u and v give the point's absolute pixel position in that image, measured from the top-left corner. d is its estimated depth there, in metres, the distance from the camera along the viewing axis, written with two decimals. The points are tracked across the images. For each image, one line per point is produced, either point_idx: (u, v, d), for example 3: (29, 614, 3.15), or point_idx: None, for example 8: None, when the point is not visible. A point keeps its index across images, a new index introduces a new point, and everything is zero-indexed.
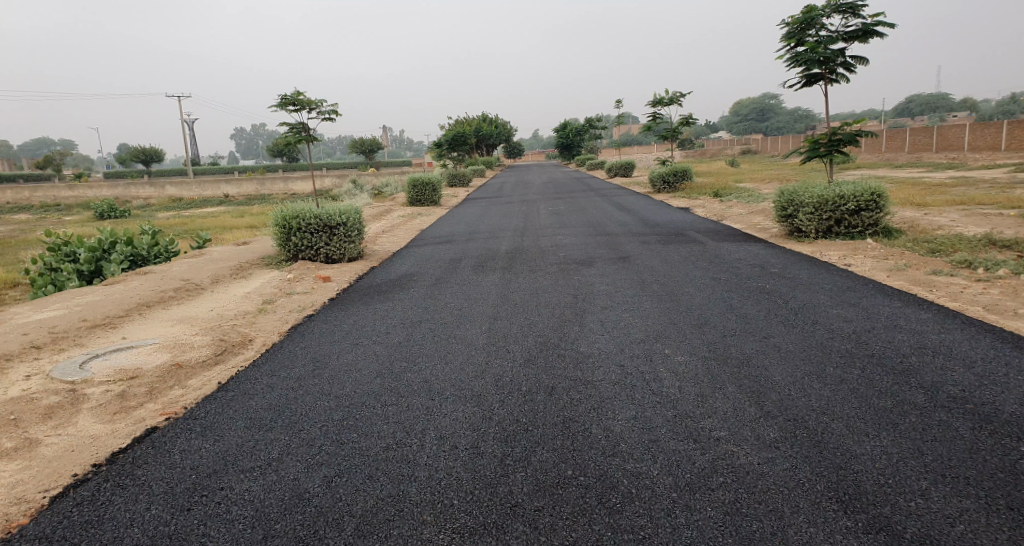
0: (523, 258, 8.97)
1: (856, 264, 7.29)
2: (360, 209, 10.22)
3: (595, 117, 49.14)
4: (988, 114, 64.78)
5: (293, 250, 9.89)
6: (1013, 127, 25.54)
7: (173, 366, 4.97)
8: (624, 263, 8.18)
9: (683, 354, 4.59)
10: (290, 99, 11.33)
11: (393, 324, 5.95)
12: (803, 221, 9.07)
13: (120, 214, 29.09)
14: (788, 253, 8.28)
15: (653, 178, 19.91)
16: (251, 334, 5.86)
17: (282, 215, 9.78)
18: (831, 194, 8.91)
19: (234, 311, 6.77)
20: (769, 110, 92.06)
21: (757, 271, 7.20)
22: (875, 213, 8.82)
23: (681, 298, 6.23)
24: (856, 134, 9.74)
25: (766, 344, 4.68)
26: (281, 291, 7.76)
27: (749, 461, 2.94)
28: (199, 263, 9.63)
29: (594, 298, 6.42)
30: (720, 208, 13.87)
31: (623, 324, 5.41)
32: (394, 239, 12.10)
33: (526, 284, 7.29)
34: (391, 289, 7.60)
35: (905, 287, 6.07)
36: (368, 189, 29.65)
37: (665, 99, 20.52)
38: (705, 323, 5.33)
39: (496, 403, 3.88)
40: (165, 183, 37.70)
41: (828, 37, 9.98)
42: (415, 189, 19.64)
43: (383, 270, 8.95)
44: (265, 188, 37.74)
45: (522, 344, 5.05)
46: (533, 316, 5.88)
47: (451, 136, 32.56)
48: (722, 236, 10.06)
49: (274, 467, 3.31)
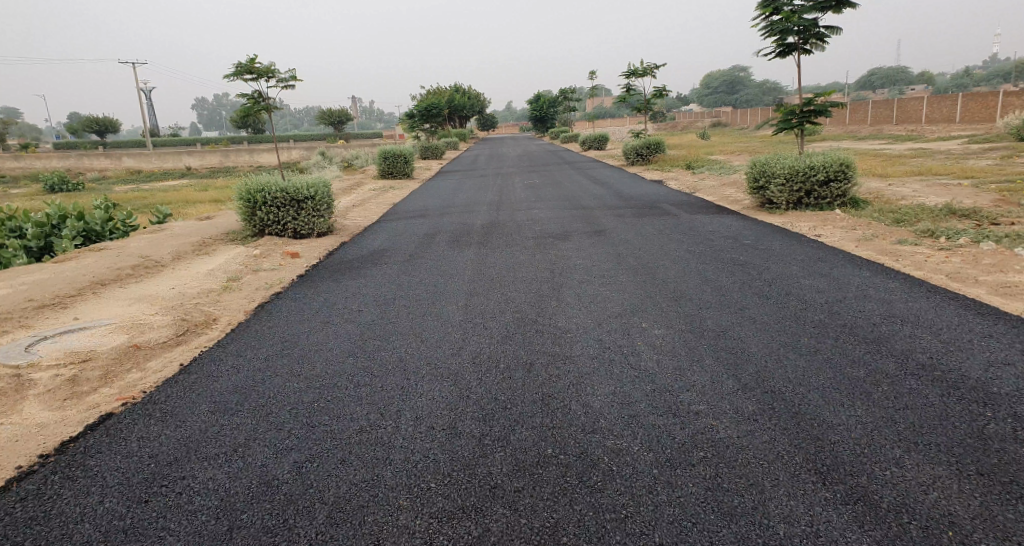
0: (498, 232, 8.86)
1: (825, 235, 7.35)
2: (328, 182, 9.92)
3: (569, 89, 48.69)
4: (947, 86, 66.25)
5: (258, 225, 9.59)
6: (968, 99, 26.02)
7: (131, 348, 4.76)
8: (600, 237, 8.13)
9: (660, 327, 4.57)
10: (245, 67, 10.86)
11: (366, 301, 5.81)
12: (774, 192, 9.11)
13: (74, 187, 27.95)
14: (759, 224, 8.33)
15: (626, 150, 19.85)
16: (214, 313, 5.66)
17: (246, 188, 9.46)
18: (801, 165, 8.94)
19: (196, 290, 6.53)
20: (738, 83, 92.42)
21: (730, 243, 7.22)
22: (843, 184, 8.89)
23: (656, 271, 6.21)
24: (827, 105, 9.77)
25: (741, 316, 4.68)
26: (246, 267, 7.52)
27: (728, 434, 2.93)
28: (158, 239, 9.28)
29: (570, 272, 6.37)
30: (693, 181, 13.88)
31: (600, 298, 5.37)
32: (365, 213, 11.84)
33: (501, 258, 7.19)
34: (363, 265, 7.43)
35: (873, 256, 6.15)
36: (337, 162, 28.99)
37: (639, 71, 20.34)
38: (680, 295, 5.32)
39: (473, 381, 3.81)
40: (122, 156, 36.29)
41: (803, 6, 9.92)
42: (386, 161, 19.23)
43: (353, 245, 8.75)
44: (229, 159, 36.59)
45: (497, 320, 4.97)
46: (508, 291, 5.79)
47: (423, 107, 31.88)
48: (695, 208, 10.06)
49: (241, 453, 3.19)
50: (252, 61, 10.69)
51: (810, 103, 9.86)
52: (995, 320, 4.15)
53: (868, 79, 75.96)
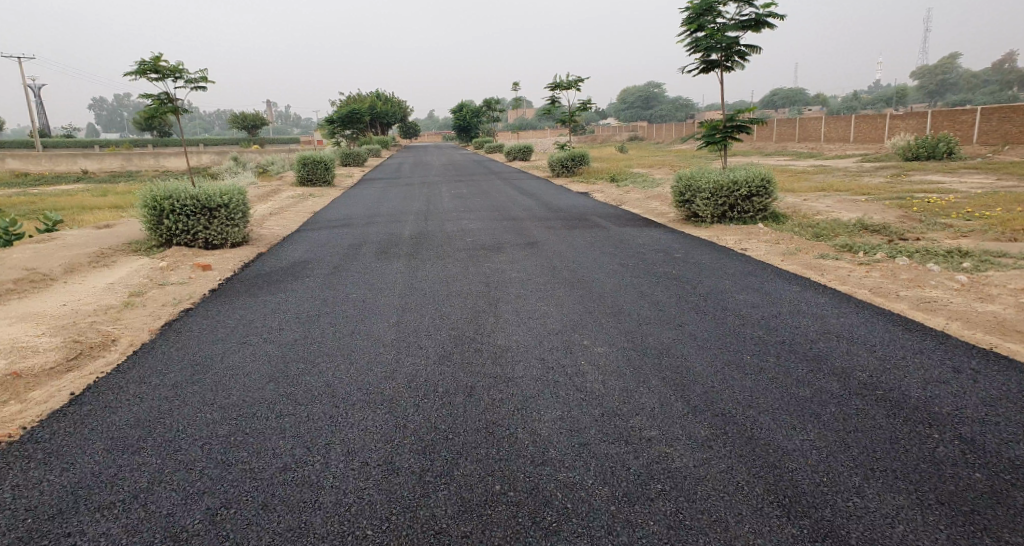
0: (428, 244, 8.56)
1: (752, 248, 7.56)
2: (243, 189, 9.28)
3: (494, 100, 48.88)
4: (841, 108, 71.92)
5: (165, 234, 8.78)
6: (860, 120, 28.16)
7: (9, 374, 4.08)
8: (533, 249, 8.01)
9: (602, 344, 4.46)
10: (149, 66, 10.01)
11: (286, 319, 5.35)
12: (700, 206, 9.31)
13: None
14: (687, 237, 8.48)
15: (551, 161, 20.01)
16: (113, 333, 5.01)
17: (151, 194, 8.66)
18: (725, 179, 9.21)
19: (92, 307, 5.81)
20: (654, 98, 96.18)
21: (663, 257, 7.28)
22: (764, 199, 9.25)
23: (591, 285, 6.13)
24: (748, 122, 10.12)
25: (682, 333, 4.64)
26: (151, 281, 6.81)
27: (684, 463, 2.84)
28: (47, 250, 8.29)
29: (505, 286, 6.17)
30: (618, 193, 14.10)
31: (540, 315, 5.19)
32: (285, 222, 11.18)
33: (433, 271, 6.91)
34: (284, 278, 6.92)
35: (799, 270, 6.36)
36: (251, 167, 27.54)
37: (563, 83, 20.60)
38: (619, 310, 5.24)
39: (411, 408, 3.53)
40: (6, 157, 33.00)
41: (725, 24, 10.29)
42: (306, 168, 18.40)
43: (271, 257, 8.18)
44: (131, 163, 33.99)
45: (433, 339, 4.69)
46: (442, 307, 5.52)
47: (347, 112, 30.94)
48: (624, 221, 10.15)
49: (142, 501, 2.74)
50: (158, 59, 9.86)
51: (731, 120, 10.21)
52: (922, 335, 4.31)
53: (771, 100, 81.00)
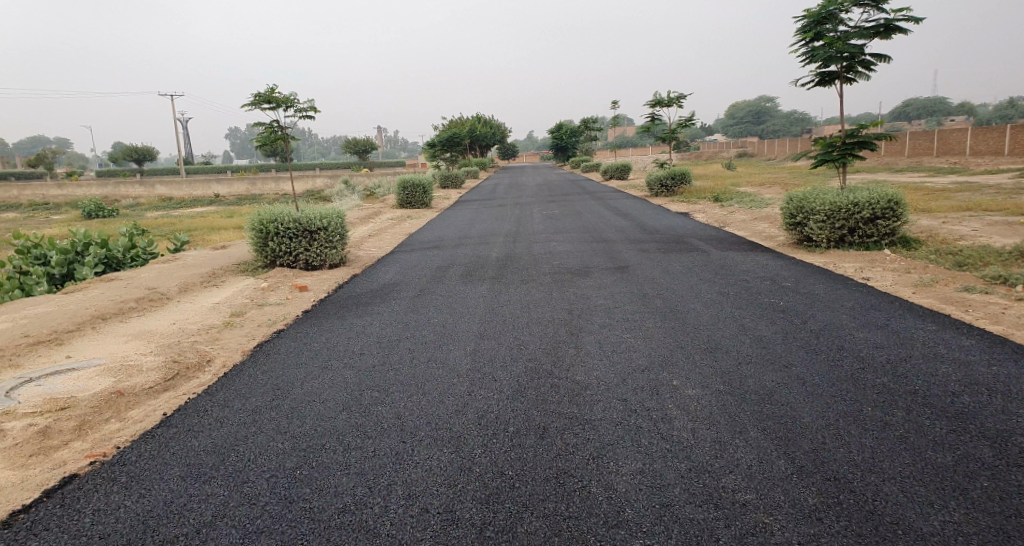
0: (515, 267, 8.41)
1: (875, 278, 6.73)
2: (342, 212, 9.64)
3: (593, 119, 48.56)
4: (984, 118, 64.87)
5: (270, 256, 9.25)
6: (1017, 131, 25.21)
7: (113, 393, 4.31)
8: (624, 274, 7.63)
9: (693, 386, 4.03)
10: (264, 97, 10.71)
11: (369, 343, 5.36)
12: (814, 229, 8.50)
13: (108, 213, 28.36)
14: (799, 263, 7.74)
15: (650, 181, 19.38)
16: (210, 353, 5.22)
17: (259, 218, 9.17)
18: (843, 201, 8.36)
19: (197, 326, 6.14)
20: (763, 113, 91.78)
21: (770, 285, 6.65)
22: (891, 222, 8.26)
23: (686, 316, 5.67)
24: (873, 138, 9.16)
25: (787, 375, 4.10)
26: (252, 302, 7.14)
27: (787, 540, 2.47)
28: (169, 270, 8.98)
29: (591, 315, 5.85)
30: (721, 214, 13.32)
31: (625, 348, 4.84)
32: (382, 244, 11.51)
33: (516, 296, 6.72)
34: (372, 301, 7.01)
35: (936, 305, 5.53)
36: (360, 190, 29.00)
37: (665, 100, 19.97)
38: (716, 346, 4.77)
39: (477, 447, 3.32)
40: (154, 183, 36.99)
41: (847, 33, 9.46)
42: (406, 191, 19.04)
43: (364, 278, 8.36)
44: (256, 187, 36.99)
45: (510, 371, 4.47)
46: (523, 336, 5.29)
47: (448, 136, 31.83)
48: (727, 244, 9.49)
49: (204, 536, 2.70)
50: (271, 91, 10.53)
51: (853, 136, 9.30)
52: None
53: (898, 112, 74.52)
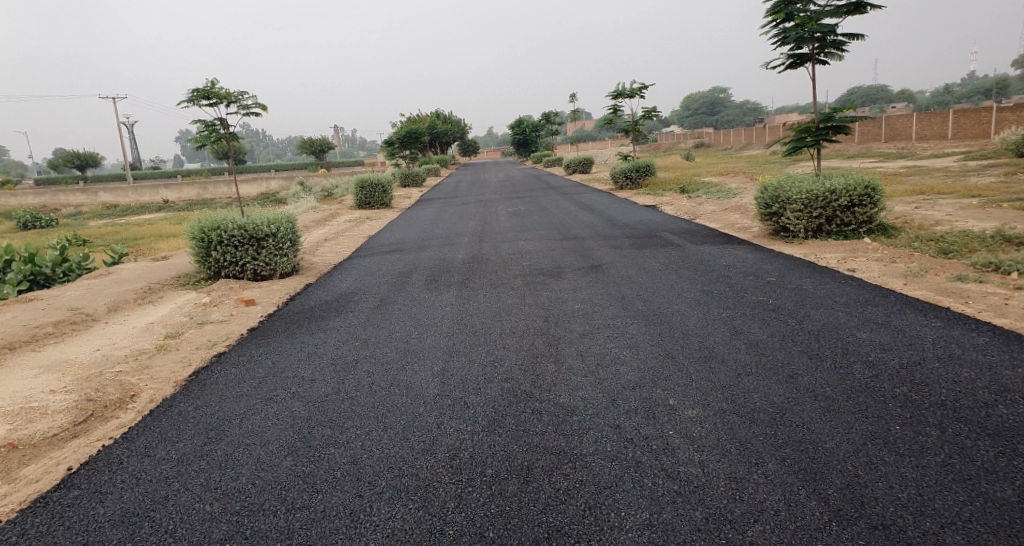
0: (483, 269, 7.85)
1: (861, 269, 6.40)
2: (292, 217, 8.89)
3: (552, 113, 48.21)
4: (924, 104, 66.92)
5: (214, 266, 8.44)
6: (959, 115, 25.83)
7: (4, 447, 3.59)
8: (599, 273, 7.16)
9: (692, 406, 3.58)
10: (203, 92, 9.86)
11: (321, 366, 4.73)
12: (791, 219, 8.17)
13: (46, 223, 26.62)
14: (780, 256, 7.39)
15: (614, 174, 19.05)
16: (134, 385, 4.47)
17: (199, 226, 8.34)
18: (820, 189, 8.01)
19: (123, 352, 5.39)
20: (718, 105, 93.17)
21: (754, 281, 6.25)
22: (868, 209, 7.96)
23: (672, 320, 5.21)
24: (846, 121, 8.90)
25: (793, 388, 3.68)
26: (191, 320, 6.37)
27: None
28: (99, 286, 8.11)
29: (569, 322, 5.34)
30: (690, 205, 12.99)
31: (610, 361, 4.36)
32: (338, 249, 10.77)
33: (486, 303, 6.18)
34: (327, 314, 6.35)
35: (933, 298, 5.20)
36: (317, 191, 27.88)
37: (626, 91, 19.64)
38: (709, 355, 4.31)
39: (449, 501, 2.80)
40: (97, 190, 35.01)
41: (819, 12, 9.39)
42: (365, 191, 18.24)
43: (319, 288, 7.67)
44: (207, 192, 35.39)
45: (483, 395, 3.93)
46: (495, 350, 4.75)
47: (406, 132, 30.84)
48: (702, 238, 9.11)
49: None
50: (210, 85, 9.69)
51: (828, 120, 9.03)
52: None
53: (847, 100, 76.47)
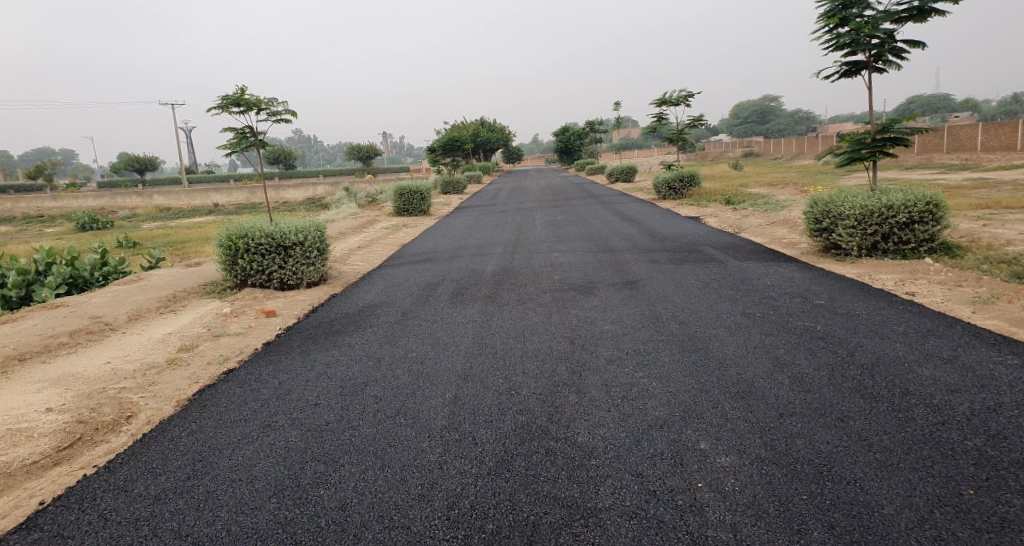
0: (511, 283, 7.53)
1: (922, 293, 5.81)
2: (321, 225, 8.75)
3: (596, 121, 47.68)
4: (989, 113, 63.43)
5: (240, 275, 8.36)
6: None
7: None
8: (632, 290, 6.75)
9: (726, 451, 3.16)
10: (233, 99, 9.90)
11: (328, 388, 4.48)
12: (842, 235, 7.56)
13: (103, 225, 27.64)
14: (829, 275, 6.82)
15: (656, 184, 18.52)
16: (133, 406, 4.35)
17: (227, 233, 8.25)
18: (875, 204, 7.38)
19: (133, 366, 5.29)
20: (768, 113, 90.74)
21: (800, 304, 5.74)
22: (930, 226, 7.26)
23: (708, 346, 4.76)
24: (905, 131, 8.21)
25: (845, 433, 3.21)
26: (208, 332, 6.26)
27: None
28: (127, 293, 8.16)
29: (596, 345, 4.95)
30: (734, 218, 12.38)
31: (636, 392, 3.96)
32: (368, 257, 10.63)
33: (510, 321, 5.83)
34: (345, 328, 6.13)
35: (1006, 329, 4.61)
36: (360, 196, 28.12)
37: (671, 99, 19.06)
38: (748, 391, 3.86)
39: None
40: (152, 193, 36.27)
41: (876, 17, 8.83)
42: (402, 198, 18.21)
43: (342, 299, 7.48)
44: (255, 196, 36.25)
45: (493, 429, 3.60)
46: (513, 375, 4.40)
47: (448, 139, 30.88)
48: (744, 253, 8.58)
49: None
50: (240, 92, 9.70)
51: (885, 131, 8.37)
52: None
53: (904, 108, 73.32)
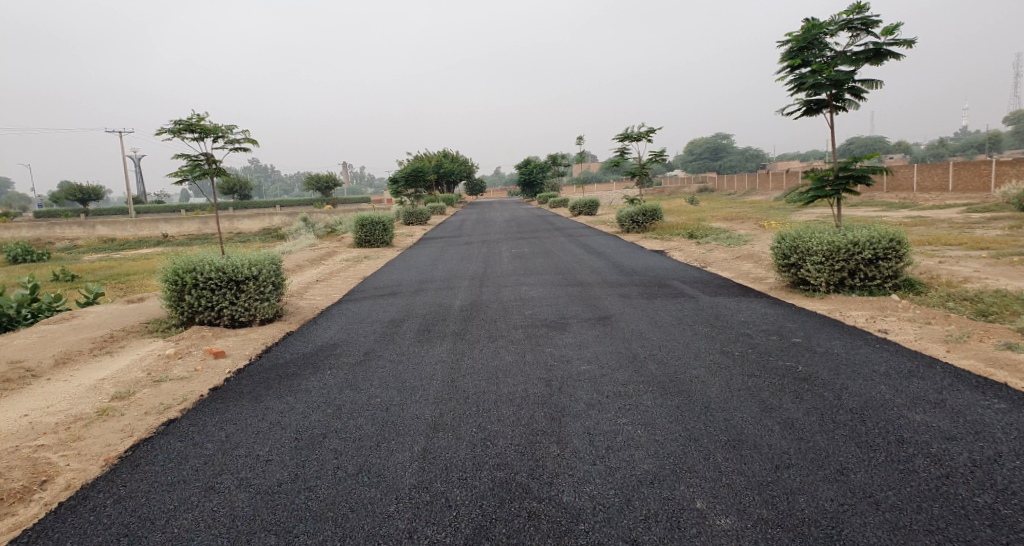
0: (480, 320, 7.21)
1: (894, 331, 5.76)
2: (278, 257, 8.28)
3: (558, 155, 48.37)
4: (925, 152, 67.15)
5: (187, 311, 7.79)
6: (960, 168, 25.51)
7: None
8: (605, 327, 6.52)
9: (725, 511, 2.90)
10: (187, 124, 9.43)
11: (282, 441, 4.05)
12: (811, 271, 7.55)
13: (39, 257, 26.12)
14: (800, 312, 6.76)
15: (620, 218, 18.63)
16: (51, 468, 3.89)
17: (173, 267, 7.70)
18: (842, 240, 7.40)
19: (58, 417, 4.76)
20: (720, 150, 93.94)
21: (778, 342, 5.61)
22: (894, 263, 7.31)
23: (691, 388, 4.53)
24: (866, 170, 8.34)
25: (848, 488, 3.00)
26: (147, 376, 5.74)
27: None
28: (58, 333, 7.51)
29: (574, 388, 4.66)
30: (699, 252, 12.41)
31: (623, 442, 3.68)
32: (327, 292, 10.16)
33: (481, 361, 5.49)
34: (302, 370, 5.69)
35: (984, 370, 4.53)
36: (318, 226, 27.47)
37: (634, 135, 19.32)
38: (740, 438, 3.62)
39: None
40: (95, 223, 34.59)
41: (835, 59, 9.09)
42: (364, 229, 17.76)
43: (299, 338, 7.02)
44: (208, 226, 35.02)
45: (468, 489, 3.26)
46: (488, 424, 4.07)
47: (411, 170, 30.62)
48: (713, 288, 8.52)
49: None
50: (195, 117, 9.26)
51: (847, 168, 8.51)
52: None
53: (846, 148, 77.08)
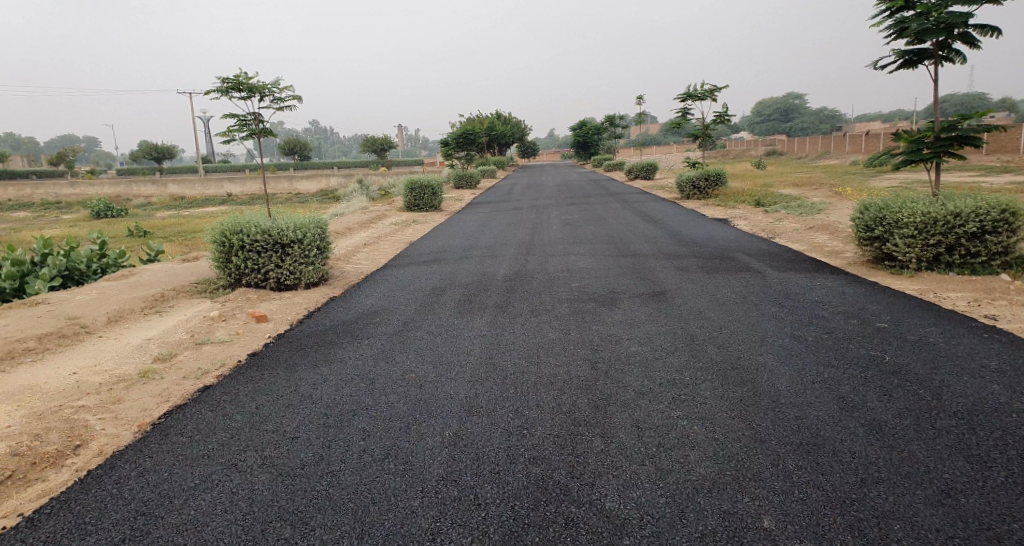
0: (526, 290, 6.83)
1: (1005, 318, 5.00)
2: (323, 220, 8.11)
3: (617, 117, 46.73)
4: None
5: (234, 272, 7.74)
6: None
7: None
8: (661, 303, 6.02)
9: (799, 535, 2.46)
10: (234, 83, 9.29)
11: (309, 417, 3.82)
12: (900, 245, 6.75)
13: (117, 213, 27.44)
14: (887, 292, 6.03)
15: (679, 183, 17.72)
16: (84, 433, 3.79)
17: (220, 228, 7.63)
18: (940, 211, 6.55)
19: (101, 378, 4.71)
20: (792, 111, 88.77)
21: (862, 327, 4.97)
22: (1004, 237, 6.39)
23: (757, 378, 4.02)
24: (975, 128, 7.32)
25: (954, 519, 2.49)
26: (191, 338, 5.66)
27: None
28: (114, 290, 7.61)
29: (622, 373, 4.23)
30: (767, 221, 11.53)
31: (675, 440, 3.25)
32: (374, 256, 9.99)
33: (523, 337, 5.12)
34: (340, 339, 5.47)
35: None
36: (372, 189, 27.59)
37: (697, 93, 18.17)
38: (815, 443, 3.13)
39: None
40: (167, 182, 36.05)
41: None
42: (414, 192, 17.55)
43: (342, 304, 6.83)
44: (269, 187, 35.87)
45: (501, 485, 2.92)
46: (526, 409, 3.71)
47: (462, 132, 30.23)
48: (784, 262, 7.80)
49: None
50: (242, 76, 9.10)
51: (951, 127, 7.52)
52: None
53: None
